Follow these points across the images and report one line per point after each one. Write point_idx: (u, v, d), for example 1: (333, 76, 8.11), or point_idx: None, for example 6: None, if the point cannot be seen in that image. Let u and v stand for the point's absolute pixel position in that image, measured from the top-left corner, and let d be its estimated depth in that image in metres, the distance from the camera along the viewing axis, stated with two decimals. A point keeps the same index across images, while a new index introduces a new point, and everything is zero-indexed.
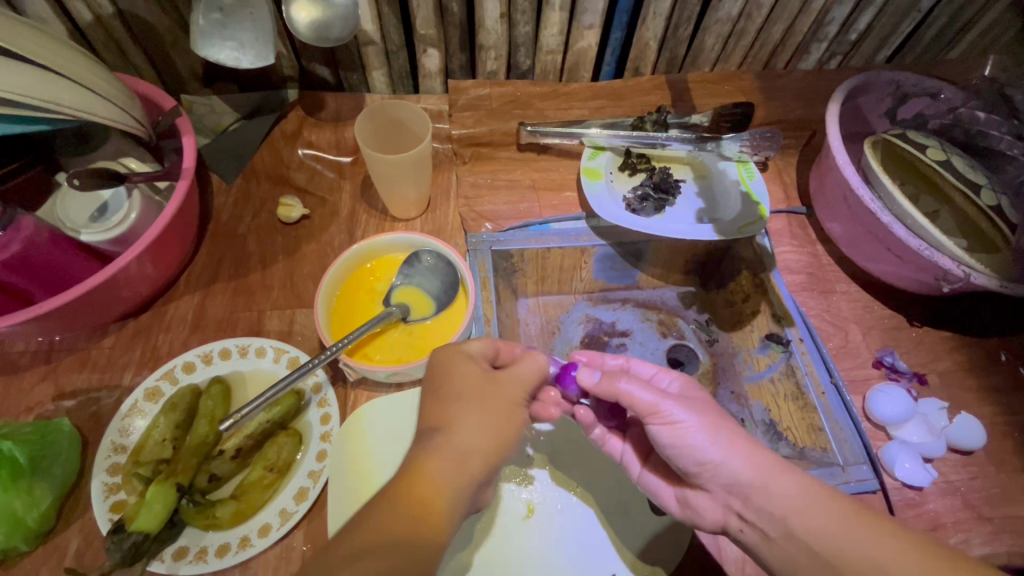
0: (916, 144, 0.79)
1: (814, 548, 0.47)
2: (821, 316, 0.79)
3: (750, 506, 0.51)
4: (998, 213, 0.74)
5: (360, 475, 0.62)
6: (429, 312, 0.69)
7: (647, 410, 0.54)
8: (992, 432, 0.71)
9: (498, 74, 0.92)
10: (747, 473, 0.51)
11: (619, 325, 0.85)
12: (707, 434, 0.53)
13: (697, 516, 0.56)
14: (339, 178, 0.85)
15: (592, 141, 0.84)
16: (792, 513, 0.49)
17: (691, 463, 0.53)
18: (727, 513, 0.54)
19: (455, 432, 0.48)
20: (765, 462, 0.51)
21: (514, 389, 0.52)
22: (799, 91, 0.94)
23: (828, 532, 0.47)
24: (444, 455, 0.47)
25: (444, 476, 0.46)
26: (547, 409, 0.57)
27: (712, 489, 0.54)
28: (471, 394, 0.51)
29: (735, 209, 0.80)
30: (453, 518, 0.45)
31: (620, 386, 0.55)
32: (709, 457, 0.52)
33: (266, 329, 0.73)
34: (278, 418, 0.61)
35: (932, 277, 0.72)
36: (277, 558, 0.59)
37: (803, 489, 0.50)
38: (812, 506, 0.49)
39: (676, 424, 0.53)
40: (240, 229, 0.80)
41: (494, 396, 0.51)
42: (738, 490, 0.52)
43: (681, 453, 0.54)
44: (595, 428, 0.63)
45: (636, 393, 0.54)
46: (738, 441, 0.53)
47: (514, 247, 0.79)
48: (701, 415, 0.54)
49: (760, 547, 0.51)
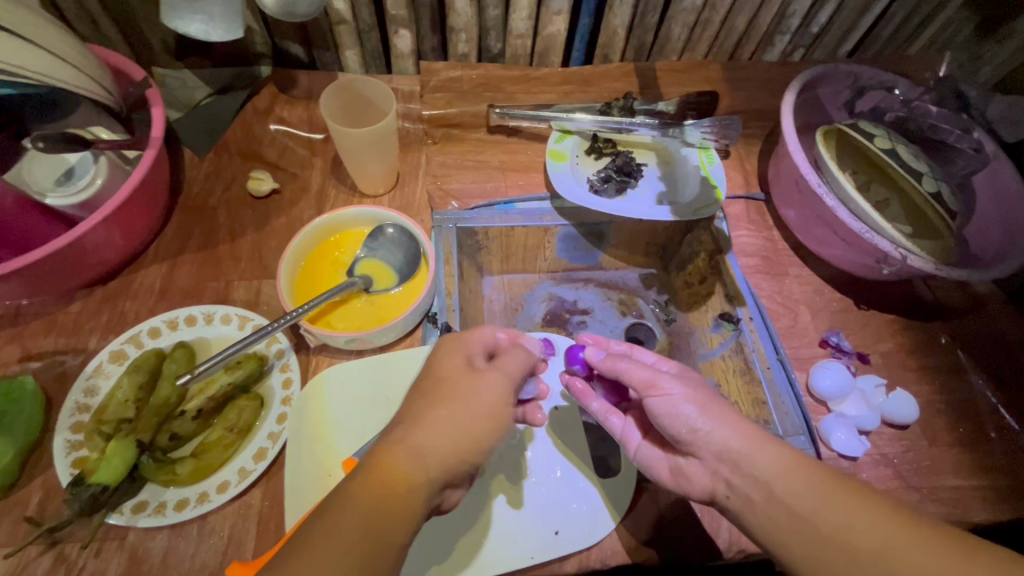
0: (866, 133, 0.83)
1: (794, 509, 0.50)
2: (771, 297, 0.82)
3: (738, 472, 0.53)
4: (940, 201, 0.79)
5: (320, 436, 0.64)
6: (392, 283, 0.71)
7: (643, 384, 0.58)
8: (926, 408, 0.75)
9: (469, 57, 0.94)
10: (736, 441, 0.54)
11: (581, 303, 0.87)
12: (699, 406, 0.56)
13: (686, 484, 0.57)
14: (310, 154, 0.86)
15: (560, 124, 0.88)
16: (774, 478, 0.52)
17: (683, 430, 0.55)
18: (714, 480, 0.55)
19: (422, 426, 0.49)
20: (749, 434, 0.54)
21: (497, 382, 0.53)
22: (762, 83, 0.97)
23: (807, 496, 0.50)
24: (406, 448, 0.48)
25: (399, 463, 0.47)
26: (536, 415, 0.62)
27: (703, 457, 0.55)
28: (447, 388, 0.52)
29: (693, 192, 0.83)
30: (394, 507, 0.45)
31: (619, 363, 0.60)
32: (700, 425, 0.55)
33: (232, 298, 0.75)
34: (240, 381, 0.64)
35: (874, 260, 0.76)
36: (234, 514, 0.61)
37: (785, 459, 0.53)
38: (794, 472, 0.52)
39: (671, 395, 0.56)
40: (211, 201, 0.82)
41: (470, 392, 0.52)
42: (726, 457, 0.54)
43: (674, 421, 0.56)
44: (594, 402, 0.64)
45: (634, 370, 0.59)
46: (728, 416, 0.55)
47: (478, 225, 0.81)
48: (695, 391, 0.57)
49: (744, 511, 0.53)
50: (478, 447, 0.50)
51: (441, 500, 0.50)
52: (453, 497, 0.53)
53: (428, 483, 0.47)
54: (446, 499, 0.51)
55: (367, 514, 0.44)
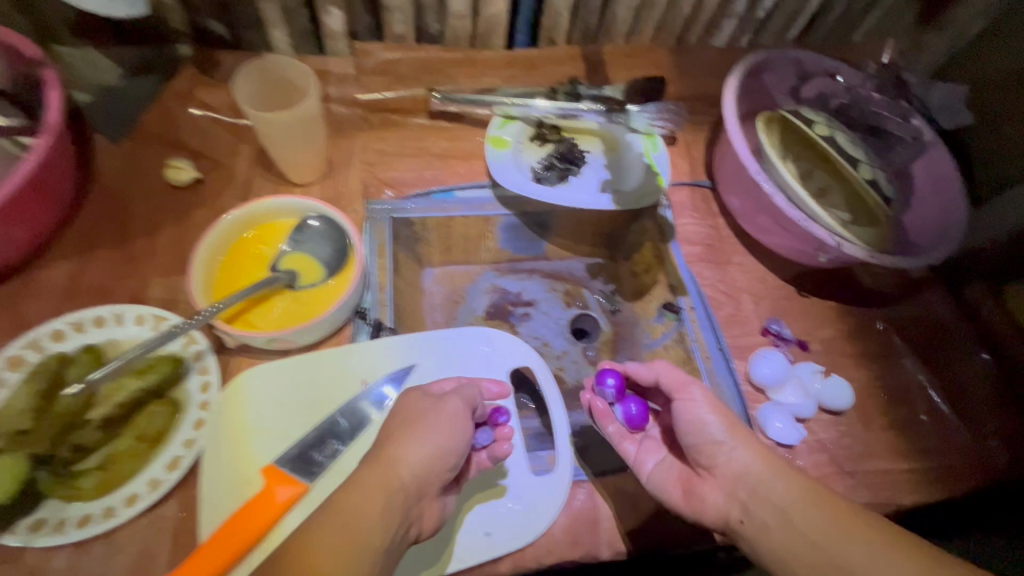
0: (807, 120, 0.83)
1: (813, 539, 0.51)
2: (714, 286, 0.81)
3: (755, 497, 0.54)
4: (876, 188, 0.81)
5: (241, 443, 0.60)
6: (320, 278, 0.68)
7: (676, 386, 0.62)
8: (862, 393, 0.76)
9: (406, 38, 0.89)
10: (757, 464, 0.56)
11: (525, 295, 0.85)
12: (724, 422, 0.59)
13: (699, 508, 0.57)
14: (236, 141, 0.81)
15: (502, 110, 0.85)
16: (792, 507, 0.53)
17: (707, 440, 0.58)
18: (729, 503, 0.56)
19: (395, 450, 0.52)
20: (770, 459, 0.56)
21: (456, 403, 0.57)
22: (710, 68, 0.95)
23: (824, 526, 0.51)
24: (381, 469, 0.51)
25: (373, 480, 0.50)
26: (502, 445, 0.61)
27: (720, 475, 0.57)
28: (410, 416, 0.56)
29: (637, 180, 0.82)
30: (368, 517, 0.47)
31: (660, 365, 0.64)
32: (724, 438, 0.58)
33: (148, 297, 0.70)
34: (152, 386, 0.61)
35: (812, 248, 0.76)
36: (145, 529, 0.57)
37: (802, 488, 0.54)
38: (813, 503, 0.52)
39: (697, 400, 0.60)
40: (127, 192, 0.76)
41: (431, 414, 0.55)
42: (746, 478, 0.55)
43: (700, 428, 0.59)
44: (612, 424, 0.65)
45: (670, 371, 0.63)
46: (749, 439, 0.58)
47: (414, 216, 0.78)
48: (721, 409, 0.60)
49: (759, 538, 0.53)
50: (445, 460, 0.53)
51: (417, 514, 0.52)
52: (431, 512, 0.54)
53: (396, 495, 0.50)
54: (423, 513, 0.53)
55: (342, 530, 0.46)
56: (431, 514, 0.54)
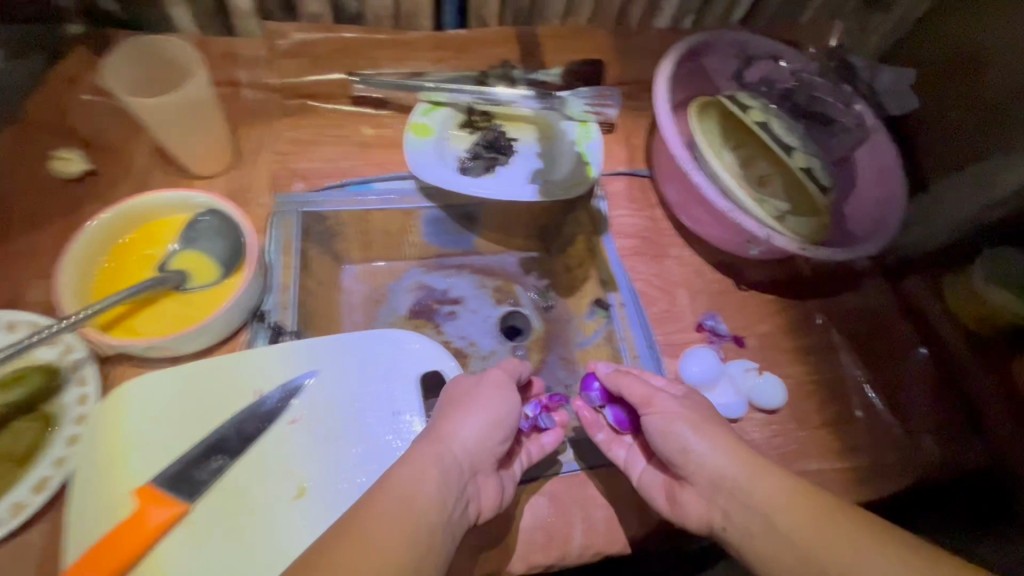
0: (742, 104, 0.79)
1: (798, 544, 0.47)
2: (649, 280, 0.77)
3: (733, 502, 0.52)
4: (810, 176, 0.76)
5: (113, 459, 0.55)
6: (211, 281, 0.63)
7: (641, 401, 0.58)
8: (798, 391, 0.73)
9: (324, 18, 0.82)
10: (732, 468, 0.53)
11: (452, 292, 0.81)
12: (692, 428, 0.56)
13: (681, 514, 0.56)
14: (134, 129, 0.75)
15: (427, 95, 0.79)
16: (775, 510, 0.50)
17: (677, 450, 0.55)
18: (711, 509, 0.54)
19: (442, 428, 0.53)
20: (751, 461, 0.53)
21: (497, 376, 0.59)
22: (651, 50, 0.90)
23: (808, 528, 0.48)
24: (430, 448, 0.51)
25: (425, 457, 0.50)
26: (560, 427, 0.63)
27: (697, 482, 0.55)
28: (453, 397, 0.57)
29: (567, 170, 0.78)
30: (425, 493, 0.47)
31: (625, 377, 0.60)
32: (696, 446, 0.55)
33: (26, 301, 0.64)
34: (20, 401, 0.56)
35: (744, 240, 0.73)
36: (7, 558, 0.52)
37: (787, 490, 0.50)
38: (797, 505, 0.49)
39: (666, 413, 0.57)
40: (8, 186, 0.69)
41: (476, 390, 0.57)
42: (721, 484, 0.53)
43: (670, 439, 0.56)
44: (600, 431, 0.62)
45: (633, 385, 0.59)
46: (723, 438, 0.55)
47: (327, 210, 0.73)
48: (694, 412, 0.57)
49: (744, 544, 0.51)
50: (495, 435, 0.55)
51: (473, 493, 0.53)
52: (488, 491, 0.54)
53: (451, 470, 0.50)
54: (479, 492, 0.54)
55: (400, 505, 0.46)
56: (489, 495, 0.54)
